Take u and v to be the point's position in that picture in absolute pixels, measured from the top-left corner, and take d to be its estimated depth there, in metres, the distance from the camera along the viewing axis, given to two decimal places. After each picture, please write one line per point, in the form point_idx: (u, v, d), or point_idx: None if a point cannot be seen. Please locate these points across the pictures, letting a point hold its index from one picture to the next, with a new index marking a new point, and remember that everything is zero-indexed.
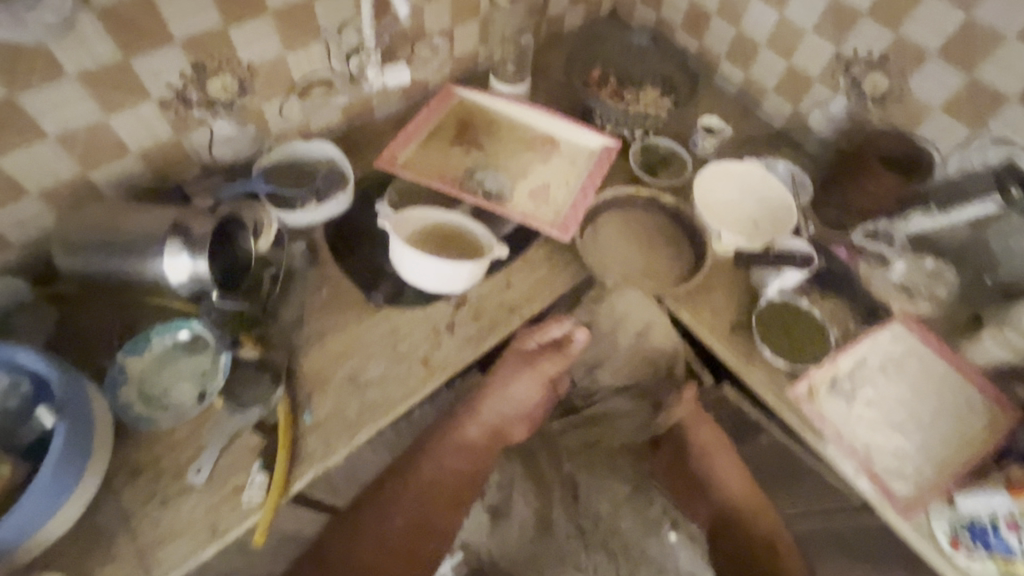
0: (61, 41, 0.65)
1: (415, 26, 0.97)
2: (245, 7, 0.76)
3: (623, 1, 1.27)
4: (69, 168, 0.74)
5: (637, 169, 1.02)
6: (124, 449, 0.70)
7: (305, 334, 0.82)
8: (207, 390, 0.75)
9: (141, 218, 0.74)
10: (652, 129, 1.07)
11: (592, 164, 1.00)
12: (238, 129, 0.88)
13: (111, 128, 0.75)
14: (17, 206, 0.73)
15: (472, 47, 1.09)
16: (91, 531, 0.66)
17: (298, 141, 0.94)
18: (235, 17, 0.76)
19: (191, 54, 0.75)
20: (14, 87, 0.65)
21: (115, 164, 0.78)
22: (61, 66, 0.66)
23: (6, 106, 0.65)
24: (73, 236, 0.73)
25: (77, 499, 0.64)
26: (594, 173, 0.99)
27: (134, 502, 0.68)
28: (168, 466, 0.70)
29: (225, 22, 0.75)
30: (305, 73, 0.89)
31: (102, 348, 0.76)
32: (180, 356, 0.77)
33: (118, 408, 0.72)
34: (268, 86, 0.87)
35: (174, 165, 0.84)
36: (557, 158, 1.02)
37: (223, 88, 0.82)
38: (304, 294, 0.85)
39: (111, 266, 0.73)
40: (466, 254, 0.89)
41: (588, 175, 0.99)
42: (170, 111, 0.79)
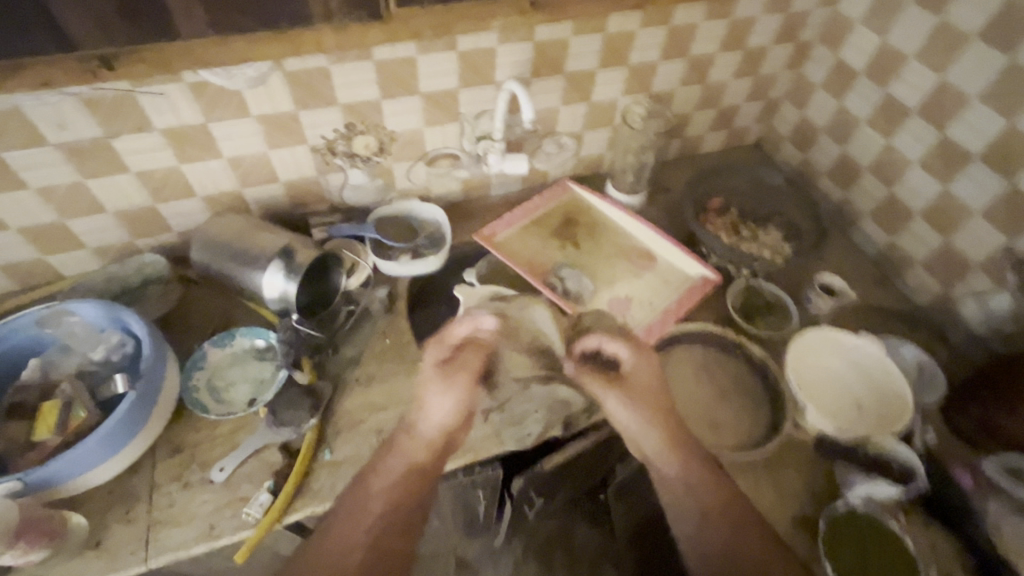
0: (254, 91, 0.80)
1: (546, 125, 1.05)
2: (400, 87, 0.88)
3: (770, 135, 1.27)
4: (229, 183, 0.90)
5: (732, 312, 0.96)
6: (176, 426, 0.79)
7: (356, 374, 0.87)
8: (258, 398, 0.82)
9: (263, 237, 0.87)
10: (760, 273, 1.01)
11: (682, 292, 0.97)
12: (368, 180, 1.00)
13: (269, 159, 0.89)
14: (185, 202, 0.90)
15: (599, 151, 1.15)
16: (119, 492, 0.73)
17: (415, 202, 1.05)
18: (389, 94, 0.88)
19: (347, 115, 0.88)
20: (208, 115, 0.80)
21: (265, 188, 0.93)
22: (248, 108, 0.82)
23: (200, 130, 0.81)
24: (211, 237, 0.88)
25: (123, 459, 0.71)
26: (682, 301, 0.95)
27: (163, 476, 0.75)
28: (200, 456, 0.77)
29: (381, 95, 0.88)
30: (437, 146, 1.00)
31: (199, 332, 0.89)
32: (250, 360, 0.86)
33: (187, 388, 0.81)
34: (403, 151, 0.98)
35: (309, 198, 0.98)
36: (648, 273, 1.00)
37: (365, 146, 0.94)
38: (369, 337, 0.91)
39: (230, 270, 0.86)
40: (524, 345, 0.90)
41: (674, 301, 0.96)
42: (318, 156, 0.92)
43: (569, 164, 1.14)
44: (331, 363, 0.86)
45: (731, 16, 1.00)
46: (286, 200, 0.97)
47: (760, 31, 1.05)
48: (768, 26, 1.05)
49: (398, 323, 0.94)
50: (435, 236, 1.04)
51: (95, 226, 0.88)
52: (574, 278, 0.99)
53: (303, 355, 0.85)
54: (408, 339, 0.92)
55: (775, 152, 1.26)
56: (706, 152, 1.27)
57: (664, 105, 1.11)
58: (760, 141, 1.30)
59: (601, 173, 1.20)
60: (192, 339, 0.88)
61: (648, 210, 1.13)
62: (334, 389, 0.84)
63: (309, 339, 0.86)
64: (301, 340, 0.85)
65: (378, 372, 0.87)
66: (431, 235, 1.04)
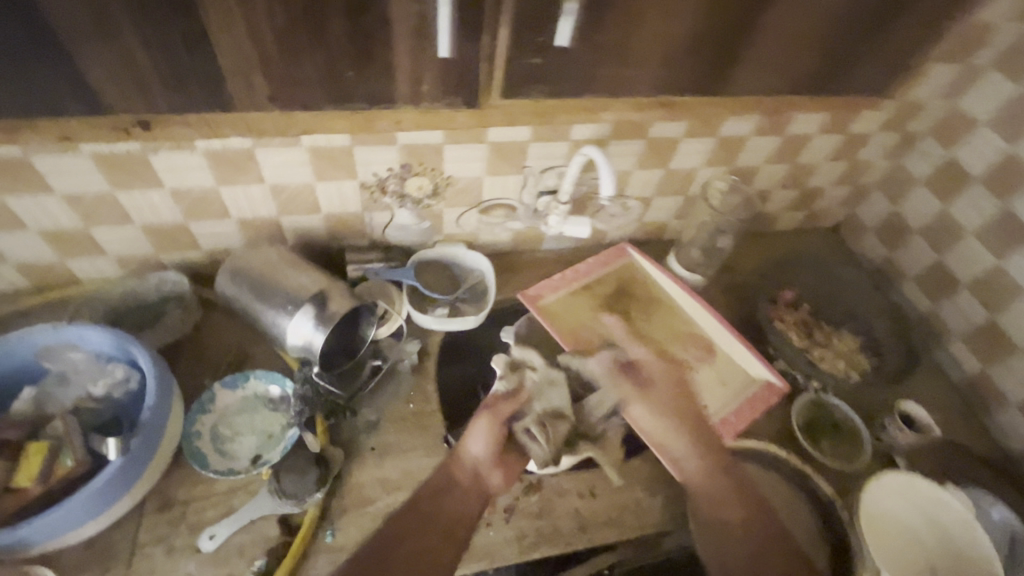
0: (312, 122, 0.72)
1: (615, 187, 0.96)
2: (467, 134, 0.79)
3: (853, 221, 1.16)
4: (268, 210, 0.83)
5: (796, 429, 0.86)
6: (170, 477, 0.71)
7: (371, 441, 0.78)
8: (264, 455, 0.74)
9: (297, 277, 0.79)
10: (830, 387, 0.90)
11: (743, 398, 0.87)
12: (415, 221, 0.92)
13: (314, 191, 0.82)
14: (219, 223, 0.83)
15: (665, 218, 1.05)
16: (97, 546, 0.66)
17: (462, 248, 0.97)
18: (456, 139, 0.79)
19: (404, 156, 0.80)
20: (259, 142, 0.73)
21: (305, 218, 0.86)
22: (301, 140, 0.74)
23: (245, 154, 0.74)
24: (240, 265, 0.80)
25: (112, 512, 0.65)
26: (743, 410, 0.85)
27: (147, 536, 0.67)
28: (190, 517, 0.69)
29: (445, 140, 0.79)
30: (495, 196, 0.91)
31: (211, 367, 0.81)
32: (261, 408, 0.78)
33: (188, 433, 0.74)
34: (457, 197, 0.90)
35: (350, 233, 0.91)
36: (706, 368, 0.91)
37: (418, 188, 0.86)
38: (392, 399, 0.82)
39: (252, 307, 0.78)
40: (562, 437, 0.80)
41: (734, 409, 0.86)
42: (367, 192, 0.84)
43: (630, 226, 1.05)
44: (347, 426, 0.78)
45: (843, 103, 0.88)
46: (327, 233, 0.90)
47: (866, 117, 0.94)
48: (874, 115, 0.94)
49: (424, 385, 0.85)
50: (477, 289, 0.96)
51: (118, 238, 0.81)
52: None
53: (318, 413, 0.77)
54: (433, 406, 0.84)
55: (853, 242, 1.15)
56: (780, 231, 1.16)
57: (746, 180, 1.01)
58: (837, 226, 1.18)
59: (663, 240, 1.10)
60: (202, 373, 0.81)
61: (711, 292, 1.03)
62: (346, 457, 0.76)
63: (326, 395, 0.78)
64: (318, 396, 0.77)
65: (397, 443, 0.79)
66: (472, 287, 0.96)
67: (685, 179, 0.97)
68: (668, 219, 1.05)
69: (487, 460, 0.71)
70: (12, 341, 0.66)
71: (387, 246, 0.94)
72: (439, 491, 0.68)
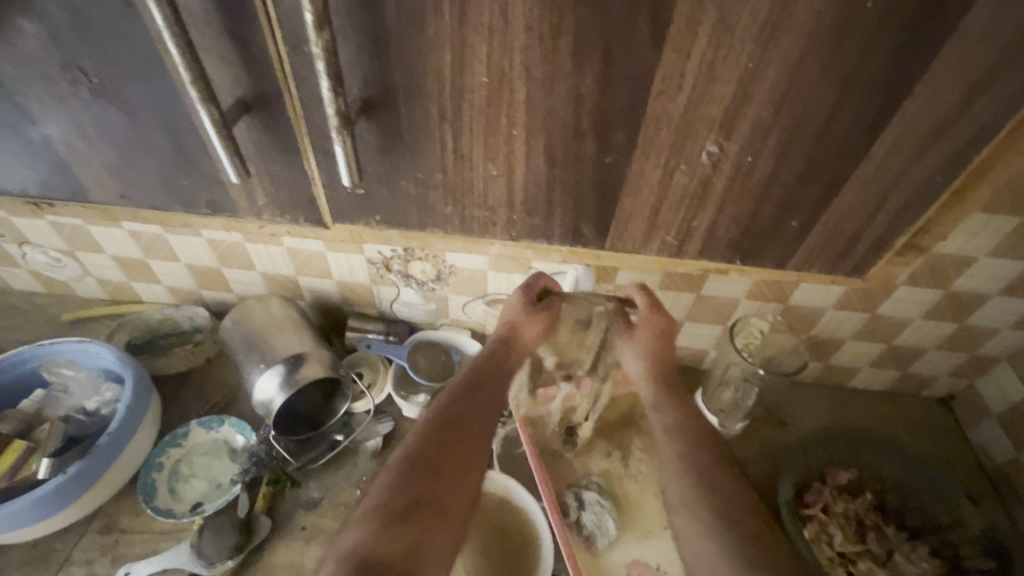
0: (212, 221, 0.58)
1: None
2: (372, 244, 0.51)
3: (970, 395, 0.88)
4: (286, 267, 0.84)
5: (835, 554, 0.74)
6: (120, 501, 0.76)
7: (307, 518, 0.76)
8: (203, 504, 0.76)
9: (286, 339, 0.80)
10: (899, 551, 0.75)
11: None
12: (421, 300, 0.88)
13: (324, 257, 0.81)
14: (244, 273, 0.87)
15: (707, 346, 0.89)
16: (45, 550, 0.72)
17: (467, 335, 0.91)
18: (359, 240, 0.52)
19: (371, 256, 0.80)
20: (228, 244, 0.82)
21: (316, 281, 0.86)
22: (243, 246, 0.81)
23: (246, 259, 0.84)
24: (239, 316, 0.82)
25: (47, 526, 0.70)
26: None
27: (78, 555, 0.72)
28: (122, 544, 0.73)
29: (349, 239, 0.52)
30: (499, 290, 0.84)
31: (204, 402, 0.87)
32: (223, 455, 0.81)
33: (150, 463, 0.78)
34: (462, 286, 0.84)
35: (360, 300, 0.89)
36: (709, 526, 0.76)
37: (422, 271, 0.82)
38: (341, 480, 0.80)
39: (237, 358, 0.81)
40: (517, 552, 0.74)
41: None
42: (373, 267, 0.82)
43: None
44: (286, 497, 0.78)
45: (862, 174, 0.41)
46: (338, 296, 0.89)
47: (975, 273, 0.72)
48: (999, 272, 0.71)
49: None
50: None
51: (168, 271, 0.89)
52: (597, 503, 0.77)
53: (264, 476, 0.78)
54: None
55: (970, 426, 0.88)
56: (864, 382, 0.92)
57: (804, 322, 0.82)
58: (949, 396, 0.91)
59: (701, 367, 0.93)
60: (190, 408, 0.86)
61: (740, 445, 0.85)
62: (274, 528, 0.75)
63: (278, 459, 0.79)
64: (269, 458, 0.79)
65: (326, 528, 0.76)
66: None
67: (723, 309, 0.81)
68: (706, 346, 0.88)
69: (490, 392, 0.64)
70: (44, 347, 0.79)
71: (394, 319, 0.92)
72: (461, 409, 0.61)
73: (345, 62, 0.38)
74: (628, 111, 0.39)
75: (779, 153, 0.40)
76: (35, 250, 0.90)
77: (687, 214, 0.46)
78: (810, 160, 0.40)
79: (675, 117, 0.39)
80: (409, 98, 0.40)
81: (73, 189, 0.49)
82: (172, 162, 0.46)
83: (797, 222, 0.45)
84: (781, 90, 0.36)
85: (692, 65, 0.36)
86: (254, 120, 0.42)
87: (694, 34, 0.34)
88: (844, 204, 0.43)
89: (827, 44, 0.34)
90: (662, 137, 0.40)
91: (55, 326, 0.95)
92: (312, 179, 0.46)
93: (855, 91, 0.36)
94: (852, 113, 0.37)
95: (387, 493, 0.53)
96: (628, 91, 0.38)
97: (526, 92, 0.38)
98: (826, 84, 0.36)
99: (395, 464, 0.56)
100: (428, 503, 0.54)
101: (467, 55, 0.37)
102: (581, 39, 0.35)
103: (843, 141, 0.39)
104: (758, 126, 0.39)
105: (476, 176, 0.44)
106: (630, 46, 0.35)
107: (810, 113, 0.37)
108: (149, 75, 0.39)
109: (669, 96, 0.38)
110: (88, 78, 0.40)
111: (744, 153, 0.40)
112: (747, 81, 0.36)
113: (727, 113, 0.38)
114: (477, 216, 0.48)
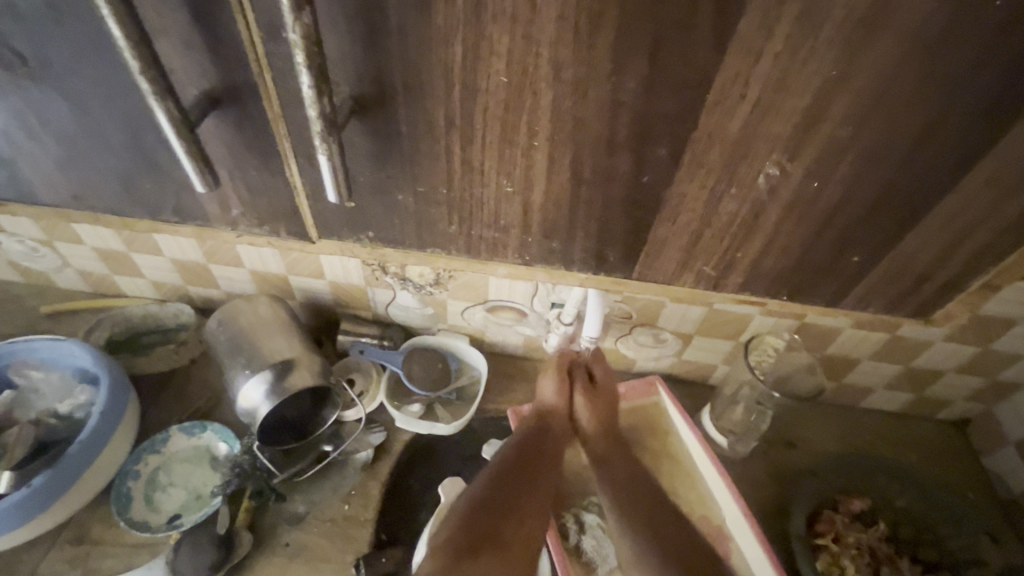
0: None
1: (648, 315, 0.78)
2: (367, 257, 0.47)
3: (990, 424, 0.83)
4: (277, 266, 0.80)
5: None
6: (93, 511, 0.72)
7: (291, 535, 0.72)
8: (181, 517, 0.72)
9: (275, 343, 0.75)
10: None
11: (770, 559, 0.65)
12: (419, 305, 0.83)
13: (317, 257, 0.77)
14: (232, 270, 0.82)
15: (716, 362, 0.84)
16: (11, 563, 0.68)
17: (466, 341, 0.86)
18: (351, 251, 0.47)
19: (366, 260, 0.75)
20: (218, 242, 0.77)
21: (309, 281, 0.81)
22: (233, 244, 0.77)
23: (233, 256, 0.79)
24: (228, 317, 0.77)
25: (12, 539, 0.65)
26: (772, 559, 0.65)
27: (47, 569, 0.68)
28: (92, 559, 0.69)
29: (340, 251, 0.47)
30: (502, 297, 0.79)
31: (185, 408, 0.82)
32: (204, 463, 0.77)
33: (124, 472, 0.74)
34: (463, 292, 0.79)
35: (353, 301, 0.84)
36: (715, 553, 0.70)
37: (421, 275, 0.77)
38: (329, 494, 0.75)
39: (223, 362, 0.76)
40: None
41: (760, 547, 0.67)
42: (369, 269, 0.78)
43: (667, 360, 0.86)
44: (270, 512, 0.74)
45: (937, 210, 0.37)
46: (331, 297, 0.84)
47: (1006, 298, 0.67)
48: None
49: (371, 487, 0.76)
50: (466, 392, 0.84)
51: (152, 265, 0.84)
52: (598, 528, 0.73)
53: (247, 487, 0.74)
54: (369, 514, 0.74)
55: (986, 453, 0.84)
56: (880, 403, 0.87)
57: (823, 341, 0.78)
58: (965, 420, 0.87)
59: (709, 384, 0.89)
60: (172, 412, 0.82)
61: (750, 470, 0.81)
62: (256, 545, 0.71)
63: (262, 471, 0.75)
64: (252, 470, 0.75)
65: (312, 546, 0.72)
66: (462, 389, 0.85)
67: (737, 325, 0.77)
68: (716, 362, 0.84)
69: (546, 455, 0.65)
70: (15, 347, 0.74)
71: (389, 323, 0.87)
72: (520, 462, 0.63)
73: (334, 52, 0.33)
74: (674, 122, 0.34)
75: (851, 179, 0.36)
76: (11, 240, 0.85)
77: (731, 243, 0.42)
78: (886, 188, 0.36)
79: (732, 130, 0.34)
80: (410, 97, 0.35)
81: (31, 188, 0.45)
82: (131, 160, 0.41)
83: (861, 257, 0.41)
84: (864, 106, 0.32)
85: (760, 70, 0.31)
86: (232, 114, 0.37)
87: (766, 33, 0.30)
88: (919, 238, 0.39)
89: (926, 55, 0.30)
90: (710, 155, 0.36)
91: (31, 320, 0.90)
92: (294, 190, 0.42)
93: (951, 112, 0.32)
94: (944, 137, 0.33)
95: (451, 533, 0.54)
96: (676, 95, 0.33)
97: (550, 95, 0.34)
98: (922, 97, 0.31)
99: (461, 508, 0.57)
100: (486, 541, 0.53)
101: (483, 47, 0.32)
102: (620, 35, 0.30)
103: (933, 164, 0.34)
104: (832, 145, 0.34)
105: (486, 190, 0.40)
106: (681, 45, 0.31)
107: (895, 131, 0.33)
108: (106, 60, 0.35)
109: (725, 106, 0.33)
110: (27, 62, 0.35)
111: (807, 176, 0.36)
112: (822, 91, 0.32)
113: (795, 129, 0.34)
114: (484, 236, 0.44)
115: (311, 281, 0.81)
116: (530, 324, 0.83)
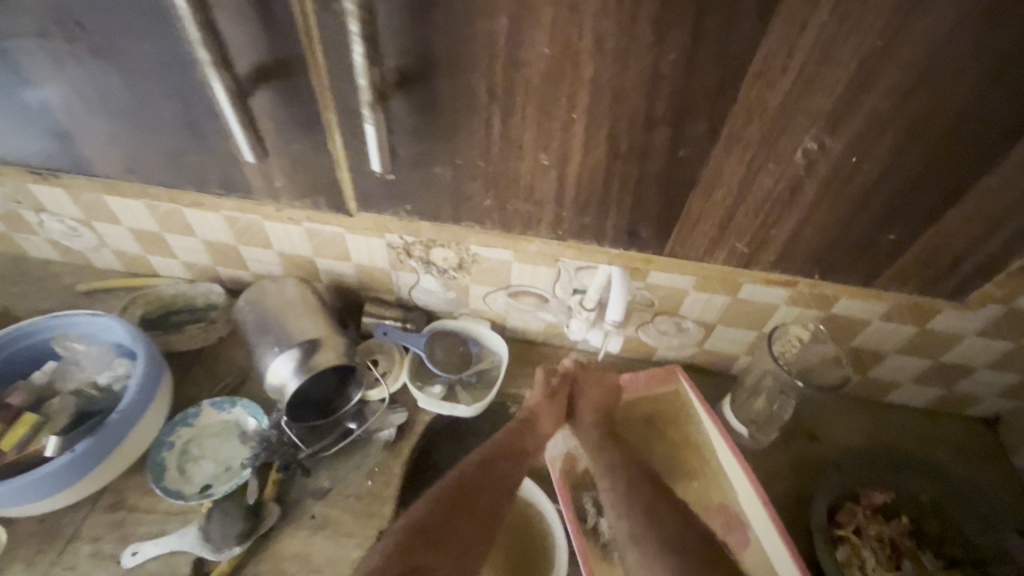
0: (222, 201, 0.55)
1: (670, 303, 0.78)
2: None
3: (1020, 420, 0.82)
4: (304, 248, 0.81)
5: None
6: (130, 479, 0.75)
7: (315, 509, 0.74)
8: (213, 487, 0.75)
9: (302, 322, 0.77)
10: None
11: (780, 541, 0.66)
12: (441, 288, 0.84)
13: (343, 239, 0.78)
14: (260, 251, 0.84)
15: (737, 352, 0.84)
16: (53, 524, 0.72)
17: (486, 326, 0.87)
18: None
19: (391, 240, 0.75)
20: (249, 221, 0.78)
21: (334, 264, 0.83)
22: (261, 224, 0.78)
23: (261, 237, 0.81)
24: (257, 297, 0.80)
25: (54, 502, 0.69)
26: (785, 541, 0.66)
27: (86, 531, 0.71)
28: (128, 524, 0.72)
29: None
30: (524, 283, 0.80)
31: (215, 384, 0.85)
32: (234, 437, 0.79)
33: (159, 443, 0.77)
34: (485, 277, 0.80)
35: (377, 284, 0.86)
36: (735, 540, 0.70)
37: (444, 259, 0.78)
38: (352, 471, 0.77)
39: (252, 340, 0.79)
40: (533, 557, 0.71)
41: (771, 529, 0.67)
42: (393, 252, 0.79)
43: (688, 349, 0.85)
44: (297, 485, 0.76)
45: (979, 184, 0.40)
46: (355, 280, 0.86)
47: None
48: None
49: (393, 465, 0.78)
50: (486, 375, 0.86)
51: (184, 245, 0.86)
52: None
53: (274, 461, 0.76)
54: (391, 491, 0.76)
55: (1015, 449, 0.82)
56: (906, 397, 0.86)
57: (849, 331, 0.77)
58: (994, 417, 0.85)
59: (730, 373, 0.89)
60: (202, 388, 0.85)
61: (770, 459, 0.81)
62: (283, 516, 0.74)
63: (289, 446, 0.77)
64: (279, 445, 0.77)
65: (336, 520, 0.74)
66: (482, 372, 0.86)
67: (762, 314, 0.76)
68: (738, 351, 0.84)
69: (526, 449, 0.68)
70: (56, 320, 0.77)
71: (412, 307, 0.88)
72: (493, 458, 0.65)
73: (389, 25, 0.35)
74: (713, 95, 0.37)
75: (893, 153, 0.39)
76: (51, 219, 0.88)
77: (765, 221, 0.46)
78: (928, 162, 0.39)
79: (771, 104, 0.37)
80: (453, 72, 0.38)
81: (90, 152, 0.48)
82: (180, 134, 0.44)
83: (902, 229, 0.44)
84: (906, 86, 0.35)
85: (802, 43, 0.34)
86: (286, 87, 0.40)
87: (810, 5, 0.32)
88: (961, 211, 0.42)
89: (969, 36, 0.32)
90: (751, 128, 0.39)
91: (70, 297, 0.94)
92: (332, 161, 0.45)
93: (993, 91, 0.34)
94: (985, 113, 0.36)
95: (410, 524, 0.58)
96: (717, 64, 0.35)
97: (594, 67, 0.36)
98: (968, 73, 0.34)
99: (428, 497, 0.60)
100: (438, 532, 0.57)
101: (529, 17, 0.34)
102: (665, 9, 0.33)
103: (965, 149, 0.38)
104: (874, 120, 0.37)
105: (524, 164, 0.43)
106: (725, 17, 0.33)
107: (941, 108, 0.36)
108: (153, 35, 0.38)
109: (767, 79, 0.36)
110: (86, 36, 0.38)
111: (849, 152, 0.39)
112: (865, 65, 0.34)
113: (837, 103, 0.36)
114: (520, 210, 0.47)
115: (336, 263, 0.83)
116: (550, 310, 0.83)
